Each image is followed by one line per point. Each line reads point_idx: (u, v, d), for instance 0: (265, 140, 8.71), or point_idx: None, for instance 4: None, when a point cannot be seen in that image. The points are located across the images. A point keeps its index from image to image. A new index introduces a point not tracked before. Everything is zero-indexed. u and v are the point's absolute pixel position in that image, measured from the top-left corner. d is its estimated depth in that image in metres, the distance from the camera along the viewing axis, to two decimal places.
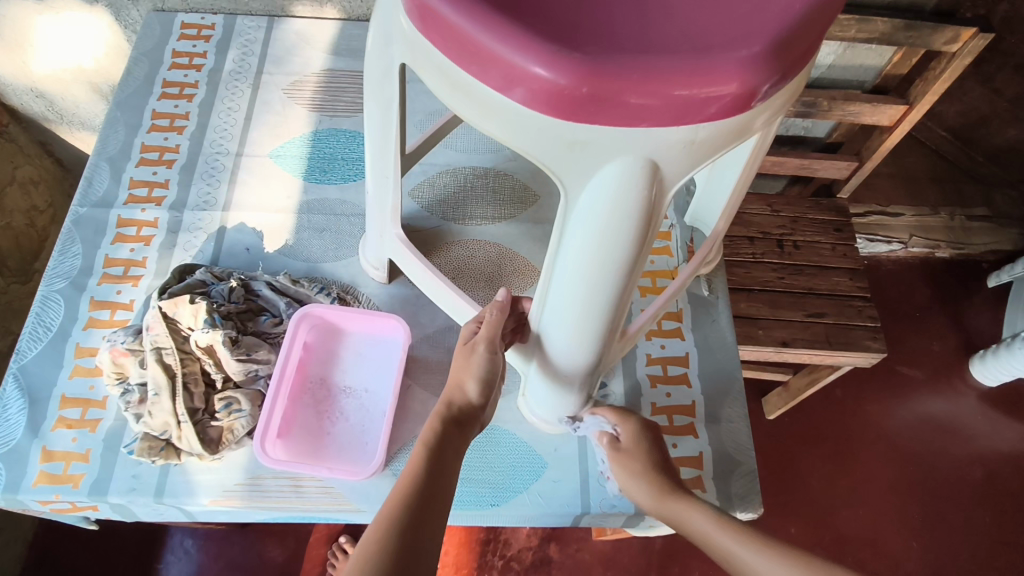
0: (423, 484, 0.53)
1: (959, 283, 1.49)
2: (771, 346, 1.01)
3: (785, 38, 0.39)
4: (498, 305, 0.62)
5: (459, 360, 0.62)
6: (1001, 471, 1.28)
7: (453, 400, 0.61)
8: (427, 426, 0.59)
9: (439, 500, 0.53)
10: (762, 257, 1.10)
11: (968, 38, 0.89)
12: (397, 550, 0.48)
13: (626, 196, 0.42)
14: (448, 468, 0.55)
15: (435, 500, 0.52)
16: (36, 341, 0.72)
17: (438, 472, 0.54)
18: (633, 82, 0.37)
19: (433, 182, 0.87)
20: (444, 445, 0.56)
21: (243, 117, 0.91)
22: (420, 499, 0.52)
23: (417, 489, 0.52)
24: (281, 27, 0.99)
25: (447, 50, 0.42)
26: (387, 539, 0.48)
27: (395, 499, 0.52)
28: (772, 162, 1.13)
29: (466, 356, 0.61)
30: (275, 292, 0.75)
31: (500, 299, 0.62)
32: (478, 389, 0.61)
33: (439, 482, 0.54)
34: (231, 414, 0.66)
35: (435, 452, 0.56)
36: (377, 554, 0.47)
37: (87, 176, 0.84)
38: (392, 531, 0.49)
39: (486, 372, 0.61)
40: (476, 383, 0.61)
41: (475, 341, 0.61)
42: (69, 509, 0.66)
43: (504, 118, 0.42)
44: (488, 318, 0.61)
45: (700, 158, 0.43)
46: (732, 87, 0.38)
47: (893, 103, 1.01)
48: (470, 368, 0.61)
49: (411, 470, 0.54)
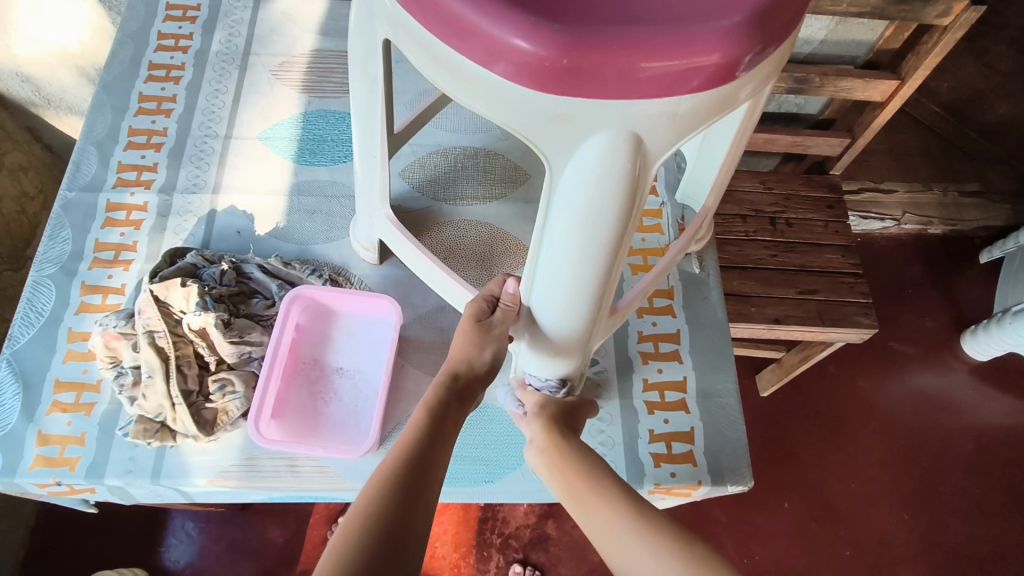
0: (424, 446, 0.54)
1: (951, 259, 1.50)
2: (763, 323, 1.02)
3: (767, 7, 0.39)
4: (511, 298, 0.63)
5: (462, 329, 0.63)
6: (990, 444, 1.30)
7: (458, 372, 0.61)
8: (428, 393, 0.60)
9: (437, 461, 0.54)
10: (755, 235, 1.10)
11: (961, 11, 0.89)
12: (397, 506, 0.48)
13: (611, 171, 0.42)
14: (446, 434, 0.57)
15: (436, 462, 0.54)
16: (28, 326, 0.72)
17: (436, 437, 0.55)
18: (614, 54, 0.37)
19: (423, 163, 0.86)
20: (443, 413, 0.58)
21: (231, 99, 0.90)
22: (420, 459, 0.53)
23: (419, 451, 0.53)
24: (267, 7, 0.97)
25: (427, 23, 0.42)
26: (388, 495, 0.49)
27: (394, 459, 0.52)
28: (764, 139, 1.13)
29: (480, 333, 0.62)
30: (266, 274, 0.75)
31: (511, 291, 0.63)
32: (485, 362, 0.62)
33: (438, 446, 0.55)
34: (225, 396, 0.67)
35: (435, 418, 0.57)
36: (381, 502, 0.48)
37: (74, 160, 0.83)
38: (393, 487, 0.50)
39: (500, 350, 0.62)
40: (484, 360, 0.62)
41: (490, 318, 0.62)
42: (68, 492, 0.67)
43: (487, 92, 0.42)
44: (503, 308, 0.62)
45: (685, 131, 0.43)
46: (714, 58, 0.38)
47: (886, 79, 1.01)
48: (476, 342, 0.62)
49: (409, 432, 0.55)
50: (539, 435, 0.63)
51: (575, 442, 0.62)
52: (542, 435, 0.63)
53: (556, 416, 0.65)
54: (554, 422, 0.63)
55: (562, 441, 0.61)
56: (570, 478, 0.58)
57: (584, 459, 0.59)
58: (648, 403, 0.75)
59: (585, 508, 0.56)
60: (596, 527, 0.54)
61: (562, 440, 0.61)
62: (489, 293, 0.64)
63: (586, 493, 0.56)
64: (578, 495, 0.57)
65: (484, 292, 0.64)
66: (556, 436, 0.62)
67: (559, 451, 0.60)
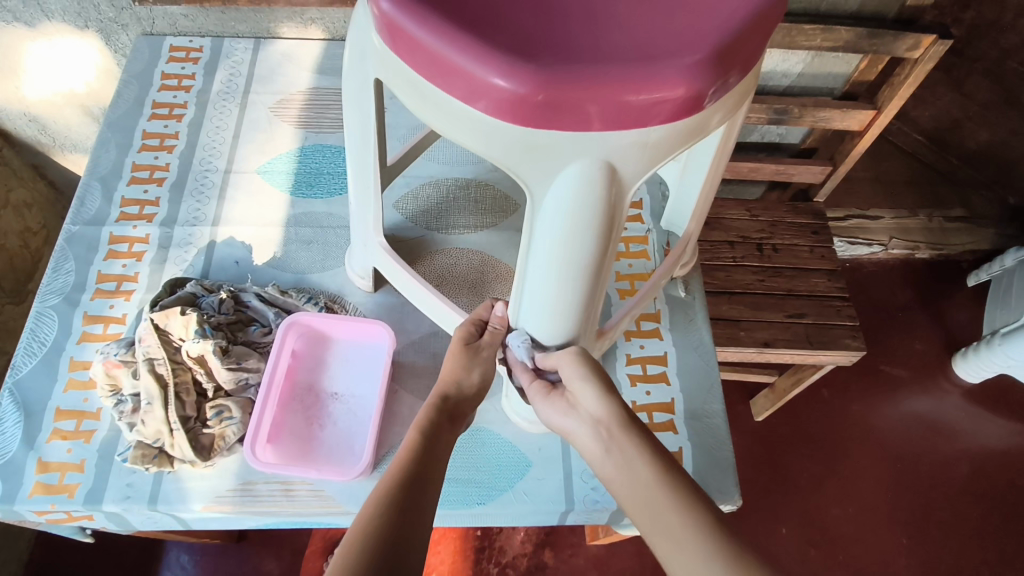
0: (419, 465, 0.56)
1: (939, 283, 1.54)
2: (753, 347, 1.04)
3: (728, 44, 0.42)
4: (500, 320, 0.65)
5: (452, 350, 0.65)
6: (987, 466, 1.31)
7: (448, 394, 0.63)
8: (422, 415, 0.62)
9: (431, 481, 0.55)
10: (742, 261, 1.13)
11: (929, 44, 0.94)
12: (394, 522, 0.50)
13: (588, 198, 0.45)
14: (438, 454, 0.58)
15: (430, 480, 0.55)
16: (31, 356, 0.74)
17: (429, 456, 0.57)
18: (586, 89, 0.40)
19: (416, 195, 0.89)
20: (437, 433, 0.60)
21: (230, 135, 0.93)
22: (414, 480, 0.54)
23: (413, 469, 0.55)
24: (267, 49, 1.02)
25: (413, 63, 0.45)
26: (384, 512, 0.51)
27: (389, 480, 0.54)
28: (748, 169, 1.18)
29: (468, 355, 0.64)
30: (263, 302, 0.77)
31: (499, 314, 0.65)
32: (473, 382, 0.64)
33: (431, 465, 0.57)
34: (223, 421, 0.68)
35: (428, 438, 0.59)
36: (378, 520, 0.50)
37: (79, 196, 0.86)
38: (389, 504, 0.51)
39: (487, 371, 0.65)
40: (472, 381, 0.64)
41: (478, 340, 0.65)
42: (65, 519, 0.68)
43: (470, 127, 0.45)
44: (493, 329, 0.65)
45: (656, 160, 0.45)
46: (679, 92, 0.41)
47: (862, 109, 1.06)
48: (465, 363, 0.64)
49: (404, 451, 0.57)
50: (596, 407, 0.56)
51: (639, 425, 0.55)
52: (601, 407, 0.55)
53: (609, 383, 0.57)
54: (612, 392, 0.56)
55: (627, 423, 0.54)
56: (630, 469, 0.51)
57: (651, 448, 0.52)
58: None
59: (654, 511, 0.48)
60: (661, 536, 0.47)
61: (628, 421, 0.54)
62: (476, 315, 0.67)
63: (655, 493, 0.49)
64: (646, 494, 0.49)
65: (473, 317, 0.66)
66: (620, 415, 0.55)
67: (623, 434, 0.54)
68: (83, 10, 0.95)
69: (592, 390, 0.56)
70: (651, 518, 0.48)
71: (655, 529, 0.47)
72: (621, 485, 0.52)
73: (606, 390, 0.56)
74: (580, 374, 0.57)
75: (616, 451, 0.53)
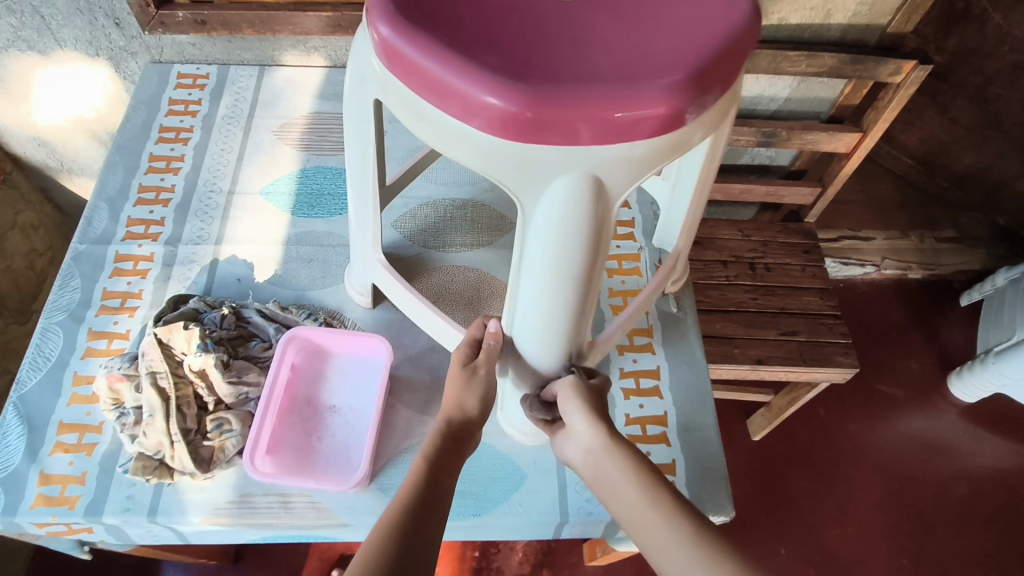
0: (423, 497, 0.56)
1: (933, 303, 1.56)
2: (747, 364, 1.06)
3: (705, 66, 0.45)
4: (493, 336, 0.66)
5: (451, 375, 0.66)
6: (985, 487, 1.31)
7: (452, 418, 0.64)
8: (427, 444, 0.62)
9: (435, 513, 0.55)
10: (735, 280, 1.15)
11: (910, 69, 0.98)
12: (397, 557, 0.50)
13: (576, 211, 0.47)
14: (444, 484, 0.59)
15: (434, 513, 0.55)
16: (36, 370, 0.76)
17: (434, 487, 0.57)
18: (572, 106, 0.43)
19: (414, 215, 0.92)
20: (442, 462, 0.60)
21: (234, 157, 0.96)
22: (419, 514, 0.54)
23: (417, 502, 0.55)
24: (271, 75, 1.06)
25: (410, 84, 0.47)
26: (387, 546, 0.51)
27: (397, 508, 0.55)
28: (739, 190, 1.21)
29: (466, 376, 0.65)
30: (264, 318, 0.79)
31: (493, 329, 0.66)
32: (476, 405, 0.65)
33: (439, 491, 0.57)
34: (223, 434, 0.69)
35: (433, 469, 0.59)
36: (380, 555, 0.50)
37: (86, 216, 0.89)
38: (392, 538, 0.52)
39: (487, 391, 0.65)
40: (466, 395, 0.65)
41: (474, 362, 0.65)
42: (65, 532, 0.69)
43: (465, 143, 0.47)
44: (484, 347, 0.66)
45: (640, 174, 0.48)
46: (660, 110, 0.44)
47: (848, 132, 1.09)
48: (463, 385, 0.65)
49: (409, 482, 0.58)
50: (586, 435, 0.60)
51: (625, 443, 0.60)
52: (590, 435, 0.60)
53: (597, 407, 0.61)
54: (599, 418, 0.60)
55: (613, 446, 0.59)
56: (620, 490, 0.57)
57: (637, 465, 0.57)
58: (630, 437, 0.77)
59: (646, 523, 0.54)
60: (655, 546, 0.53)
61: (613, 443, 0.59)
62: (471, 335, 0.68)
63: (645, 508, 0.55)
64: (637, 509, 0.55)
65: (469, 337, 0.67)
66: (606, 440, 0.59)
67: (609, 458, 0.58)
68: (95, 39, 0.99)
69: (581, 419, 0.60)
70: (644, 529, 0.54)
71: (650, 543, 0.53)
72: (615, 502, 0.57)
73: (593, 419, 0.60)
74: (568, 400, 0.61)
75: (606, 471, 0.58)
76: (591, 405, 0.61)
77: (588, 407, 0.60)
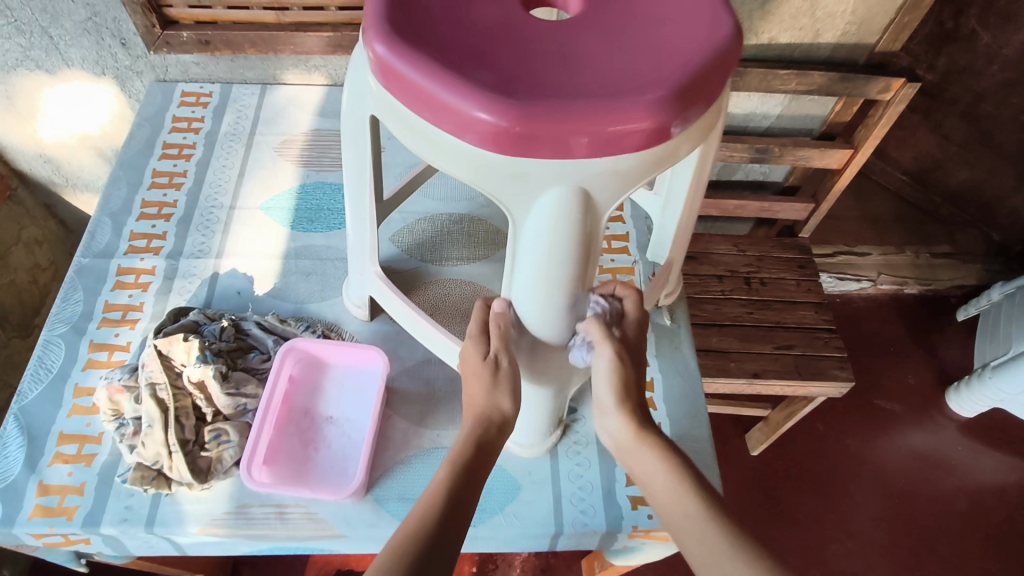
0: (448, 508, 0.53)
1: (929, 318, 1.57)
2: (743, 377, 1.07)
3: (688, 82, 0.47)
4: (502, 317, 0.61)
5: (473, 373, 0.61)
6: (986, 502, 1.31)
7: (491, 419, 0.60)
8: (457, 446, 0.59)
9: (458, 524, 0.52)
10: (731, 294, 1.16)
11: (898, 87, 1.00)
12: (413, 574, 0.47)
13: (564, 223, 0.50)
14: (471, 492, 0.55)
15: (457, 524, 0.52)
16: (37, 382, 0.77)
17: (460, 494, 0.54)
18: (560, 121, 0.44)
19: (411, 229, 0.93)
20: (471, 468, 0.56)
21: (236, 173, 0.98)
22: (440, 525, 0.51)
23: (440, 512, 0.52)
24: (273, 94, 1.08)
25: (404, 100, 0.49)
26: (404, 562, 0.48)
27: (417, 518, 0.52)
28: (734, 206, 1.23)
29: (491, 376, 0.60)
30: (263, 330, 0.80)
31: (499, 311, 0.61)
32: (510, 400, 0.60)
33: (463, 498, 0.54)
34: (220, 444, 0.70)
35: (460, 477, 0.55)
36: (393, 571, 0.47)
37: (90, 230, 0.90)
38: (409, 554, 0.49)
39: (515, 383, 0.61)
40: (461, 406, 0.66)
41: (494, 354, 0.61)
42: (63, 542, 0.69)
43: (457, 157, 0.49)
44: (495, 331, 0.61)
45: (627, 186, 0.49)
46: (644, 124, 0.45)
47: (840, 148, 1.11)
48: (490, 385, 0.60)
49: (434, 489, 0.54)
50: (616, 426, 0.61)
51: (655, 431, 0.60)
52: (620, 423, 0.61)
53: (627, 390, 0.61)
54: (628, 406, 0.61)
55: (642, 436, 0.59)
56: (651, 478, 0.57)
57: (668, 454, 0.57)
58: None
59: (678, 516, 0.53)
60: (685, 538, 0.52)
61: (642, 433, 0.59)
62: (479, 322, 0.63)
63: (677, 501, 0.54)
64: (670, 500, 0.54)
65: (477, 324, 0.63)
66: (635, 429, 0.60)
67: (639, 447, 0.59)
68: (101, 58, 1.01)
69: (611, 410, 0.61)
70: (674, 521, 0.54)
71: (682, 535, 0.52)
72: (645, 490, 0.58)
73: (621, 409, 0.60)
74: (601, 383, 0.62)
75: (637, 461, 0.59)
76: (619, 391, 0.61)
77: (616, 395, 0.61)
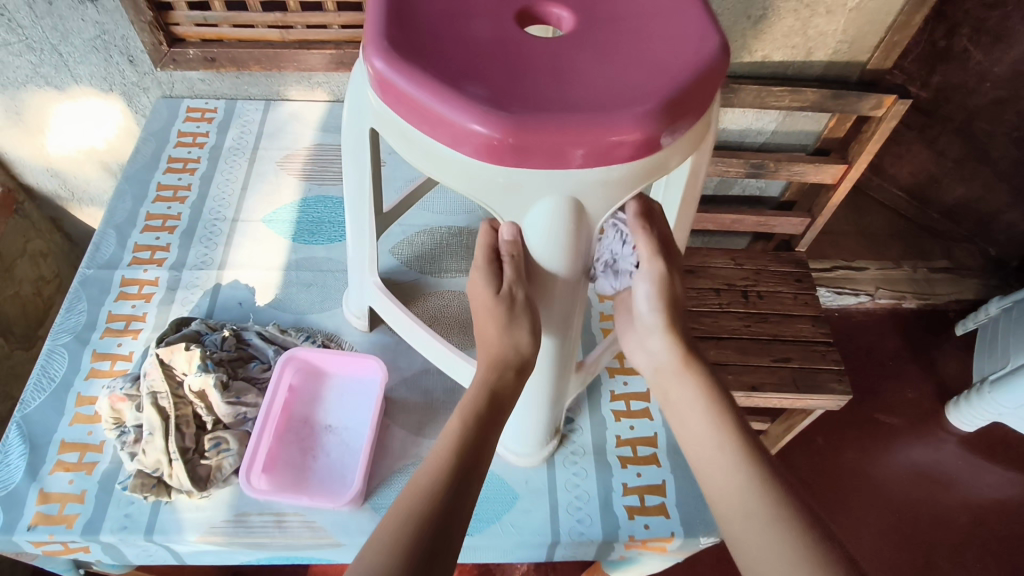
0: (458, 470, 0.50)
1: (927, 333, 1.57)
2: (740, 390, 1.07)
3: (676, 96, 0.48)
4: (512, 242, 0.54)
5: (487, 311, 0.56)
6: (988, 518, 1.31)
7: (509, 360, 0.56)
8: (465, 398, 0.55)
9: (468, 486, 0.49)
10: (728, 307, 1.17)
11: (890, 104, 1.02)
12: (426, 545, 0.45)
13: (558, 231, 0.52)
14: (481, 451, 0.52)
15: (468, 488, 0.49)
16: (40, 391, 0.78)
17: (470, 454, 0.51)
18: (551, 133, 0.46)
19: (411, 242, 0.95)
20: (481, 422, 0.53)
21: (239, 186, 1.00)
22: (451, 490, 0.48)
23: (450, 476, 0.49)
24: (276, 110, 1.10)
25: (402, 113, 0.51)
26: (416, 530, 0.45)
27: (427, 481, 0.49)
28: (730, 220, 1.25)
29: (508, 315, 0.56)
30: (264, 340, 0.81)
31: (506, 239, 0.55)
32: (527, 340, 0.57)
33: (474, 457, 0.51)
34: (220, 453, 0.71)
35: (471, 435, 0.52)
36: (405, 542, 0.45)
37: (95, 242, 0.92)
38: (419, 521, 0.46)
39: (534, 320, 0.57)
40: None
41: (507, 289, 0.55)
42: (61, 550, 0.70)
43: (453, 169, 0.50)
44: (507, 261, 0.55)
45: (618, 196, 0.51)
46: (633, 136, 0.47)
47: (834, 164, 1.13)
48: (507, 325, 0.56)
49: (444, 447, 0.51)
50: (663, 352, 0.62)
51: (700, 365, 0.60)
52: (665, 351, 0.62)
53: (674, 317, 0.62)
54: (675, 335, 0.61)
55: (686, 369, 0.60)
56: (689, 412, 0.58)
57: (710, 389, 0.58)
58: (620, 457, 0.78)
59: (712, 461, 0.54)
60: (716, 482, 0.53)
61: (685, 366, 0.60)
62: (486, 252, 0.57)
63: (714, 443, 0.55)
64: (705, 442, 0.55)
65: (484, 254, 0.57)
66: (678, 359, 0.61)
67: (680, 379, 0.60)
68: (109, 75, 1.04)
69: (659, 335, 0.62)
70: (706, 467, 0.55)
71: (713, 479, 0.54)
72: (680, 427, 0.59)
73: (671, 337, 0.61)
74: (645, 301, 0.63)
75: (678, 393, 0.60)
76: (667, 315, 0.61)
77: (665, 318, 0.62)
